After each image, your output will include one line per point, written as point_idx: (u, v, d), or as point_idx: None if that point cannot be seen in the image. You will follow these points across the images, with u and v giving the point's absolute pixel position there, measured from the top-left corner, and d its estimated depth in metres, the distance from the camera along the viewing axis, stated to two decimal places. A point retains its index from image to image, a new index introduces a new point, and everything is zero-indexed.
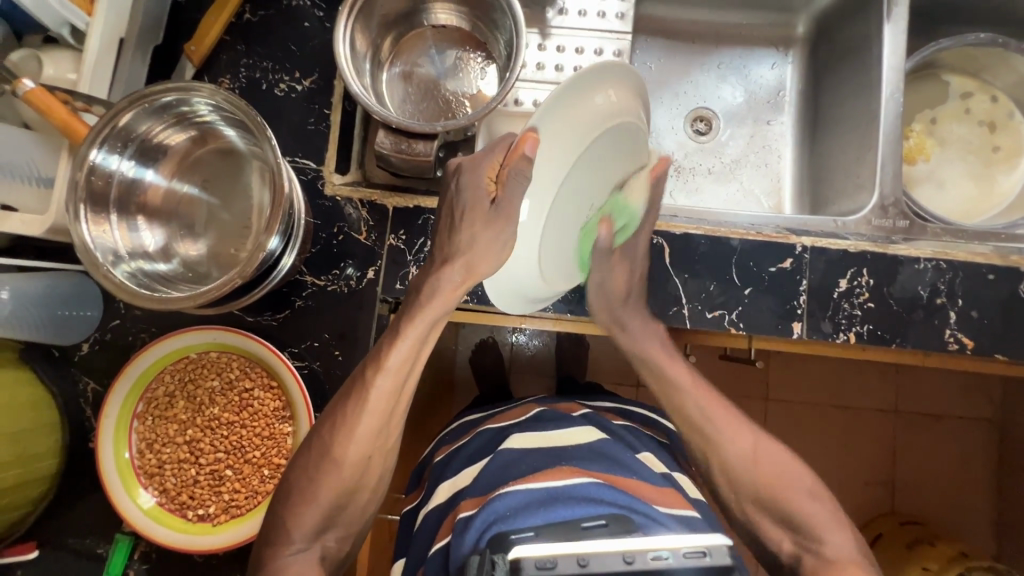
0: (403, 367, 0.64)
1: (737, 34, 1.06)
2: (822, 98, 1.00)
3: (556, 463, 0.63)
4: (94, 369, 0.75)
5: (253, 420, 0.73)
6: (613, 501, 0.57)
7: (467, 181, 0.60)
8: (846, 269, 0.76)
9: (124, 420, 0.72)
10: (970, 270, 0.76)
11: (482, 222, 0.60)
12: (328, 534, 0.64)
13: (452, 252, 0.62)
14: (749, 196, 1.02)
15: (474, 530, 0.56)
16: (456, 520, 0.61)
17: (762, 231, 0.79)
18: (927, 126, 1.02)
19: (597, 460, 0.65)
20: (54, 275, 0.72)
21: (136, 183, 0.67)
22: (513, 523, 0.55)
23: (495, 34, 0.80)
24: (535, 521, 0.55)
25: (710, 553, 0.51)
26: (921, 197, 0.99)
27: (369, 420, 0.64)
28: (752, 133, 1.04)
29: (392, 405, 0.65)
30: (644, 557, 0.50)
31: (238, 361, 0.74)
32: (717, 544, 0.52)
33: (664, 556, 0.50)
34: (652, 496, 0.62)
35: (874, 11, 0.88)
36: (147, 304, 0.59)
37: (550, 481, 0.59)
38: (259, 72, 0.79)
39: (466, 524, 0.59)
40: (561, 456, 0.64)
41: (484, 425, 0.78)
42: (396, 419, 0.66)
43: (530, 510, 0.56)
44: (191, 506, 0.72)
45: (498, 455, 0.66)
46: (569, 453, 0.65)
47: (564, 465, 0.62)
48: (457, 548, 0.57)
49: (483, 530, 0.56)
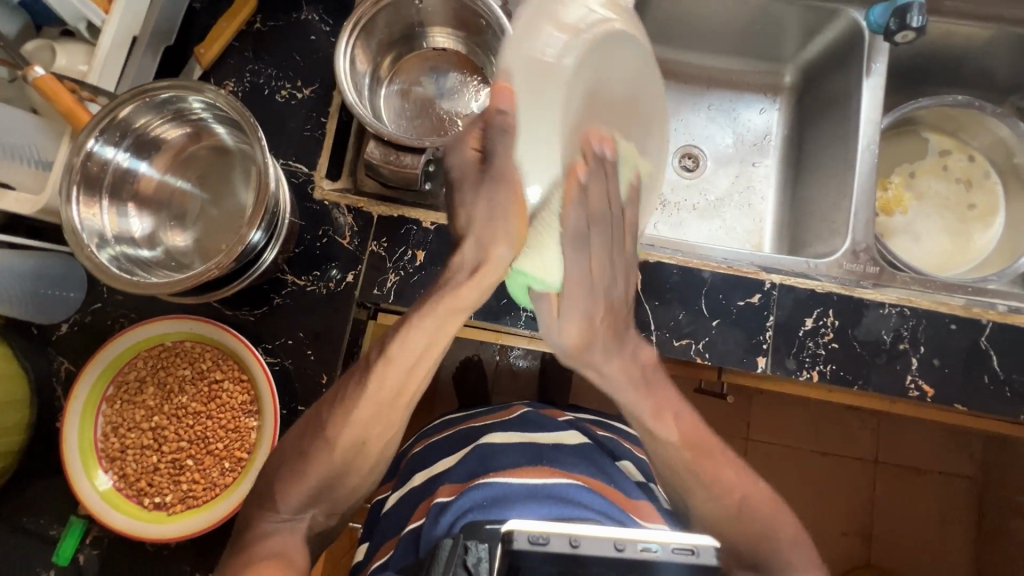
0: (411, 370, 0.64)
1: (729, 78, 1.10)
2: (805, 145, 1.03)
3: (537, 464, 0.67)
4: (69, 350, 0.77)
5: (219, 411, 0.74)
6: (590, 505, 0.62)
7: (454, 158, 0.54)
8: (812, 308, 0.78)
9: (92, 402, 0.73)
10: (933, 318, 0.78)
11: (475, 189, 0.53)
12: (310, 525, 0.66)
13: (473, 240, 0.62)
14: (730, 233, 1.05)
15: (449, 515, 0.61)
16: (432, 506, 0.64)
17: (735, 265, 0.81)
18: (906, 179, 1.05)
19: (580, 463, 0.68)
20: (44, 254, 0.74)
21: (130, 173, 0.69)
22: (489, 514, 0.59)
23: (491, 58, 0.84)
24: (511, 514, 0.59)
25: (699, 551, 0.47)
26: (897, 246, 1.02)
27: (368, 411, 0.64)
28: (737, 173, 1.07)
29: (390, 404, 0.65)
30: (634, 546, 0.46)
31: (211, 352, 0.75)
32: (706, 543, 0.48)
33: (653, 548, 0.46)
34: (627, 505, 0.66)
35: (854, 66, 0.93)
36: (121, 288, 0.60)
37: (532, 479, 0.64)
38: (262, 78, 0.82)
39: (441, 511, 0.62)
40: (543, 458, 0.68)
41: (462, 424, 0.79)
42: (395, 419, 0.66)
43: (507, 502, 0.60)
44: (149, 493, 0.72)
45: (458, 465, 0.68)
46: (552, 454, 0.68)
47: (546, 465, 0.66)
48: (431, 532, 0.61)
49: (458, 516, 0.60)
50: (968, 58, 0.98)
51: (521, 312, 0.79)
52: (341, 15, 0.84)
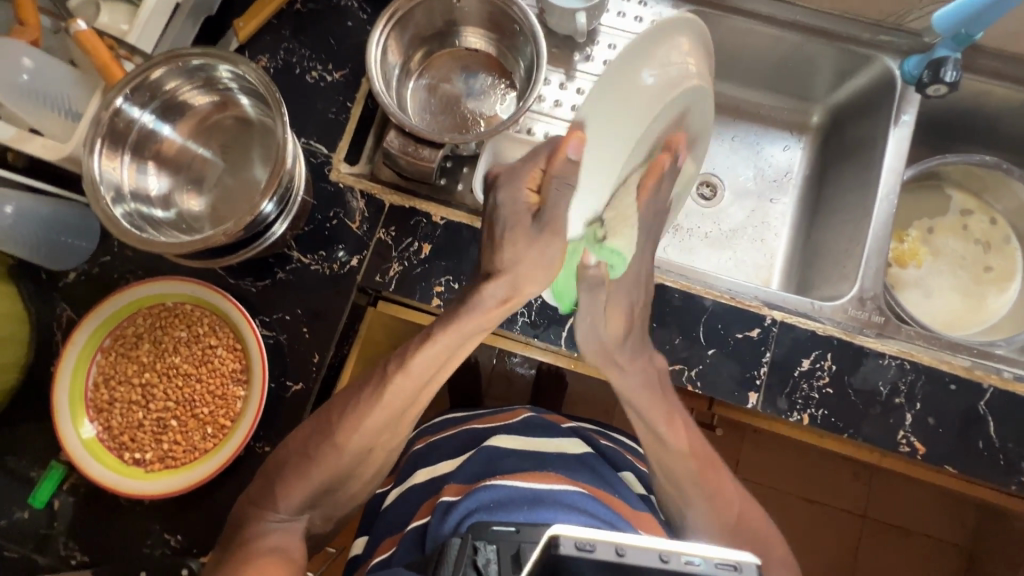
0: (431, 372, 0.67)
1: (756, 112, 1.10)
2: (825, 188, 1.03)
3: (543, 469, 0.68)
4: (73, 298, 0.78)
5: (208, 377, 0.74)
6: (595, 513, 0.61)
7: (504, 197, 0.63)
8: (810, 350, 0.77)
9: (88, 351, 0.74)
10: (932, 375, 0.76)
11: (524, 240, 0.62)
12: (305, 513, 0.67)
13: (498, 269, 0.64)
14: (739, 266, 1.04)
15: (455, 516, 0.61)
16: (438, 504, 0.65)
17: (738, 297, 0.80)
18: (924, 234, 1.04)
19: (583, 472, 0.69)
20: (61, 203, 0.75)
21: (154, 133, 0.71)
22: (494, 515, 0.60)
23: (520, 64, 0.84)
24: (514, 517, 0.59)
25: (742, 568, 0.42)
26: (907, 300, 1.01)
27: (396, 401, 0.66)
28: (754, 208, 1.07)
29: (404, 406, 0.67)
30: (678, 557, 0.42)
31: (209, 318, 0.76)
32: (750, 561, 0.42)
33: (695, 561, 0.41)
34: (632, 516, 0.66)
35: (883, 113, 0.93)
36: (131, 245, 0.62)
37: (537, 484, 0.64)
38: (295, 58, 0.84)
39: (447, 509, 0.63)
40: (548, 463, 0.69)
41: (465, 424, 0.80)
42: (406, 421, 0.69)
43: (513, 506, 0.61)
44: (129, 449, 0.73)
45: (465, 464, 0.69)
46: (555, 462, 0.69)
47: (551, 471, 0.67)
48: (437, 531, 0.61)
49: (463, 518, 0.61)
50: (1001, 119, 0.96)
51: (518, 317, 0.78)
52: (379, 5, 0.86)
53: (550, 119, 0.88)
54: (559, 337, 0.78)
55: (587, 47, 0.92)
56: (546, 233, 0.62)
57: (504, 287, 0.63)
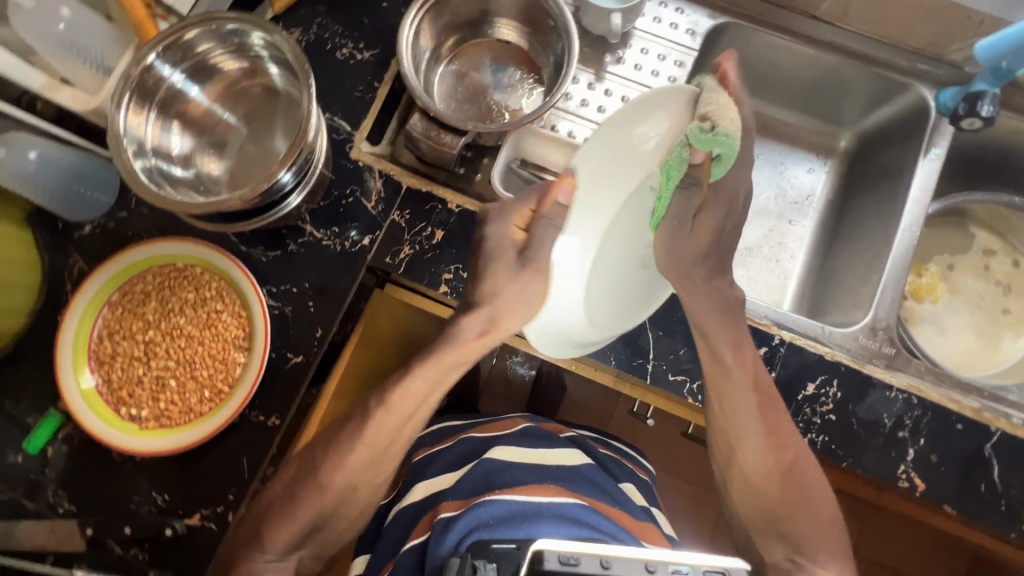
0: (411, 406, 0.69)
1: (784, 130, 1.08)
2: (847, 214, 1.01)
3: (544, 482, 0.70)
4: (86, 251, 0.79)
5: (210, 340, 0.74)
6: (596, 525, 0.64)
7: (494, 230, 0.68)
8: (816, 374, 0.76)
9: (97, 302, 0.75)
10: (939, 412, 0.75)
11: (507, 274, 0.67)
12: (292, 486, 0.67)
13: (479, 301, 0.69)
14: (752, 284, 1.03)
15: (454, 533, 0.62)
16: (436, 521, 0.66)
17: (748, 313, 0.79)
18: (943, 270, 1.02)
19: (583, 484, 0.71)
20: (85, 154, 0.77)
21: (182, 93, 0.71)
22: (495, 532, 0.62)
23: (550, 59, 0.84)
24: (517, 533, 0.62)
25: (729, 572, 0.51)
26: (920, 335, 0.99)
27: (375, 437, 0.69)
28: (772, 227, 1.05)
29: (389, 439, 0.69)
30: (664, 567, 0.50)
31: (218, 282, 0.76)
32: (737, 567, 0.52)
33: (682, 570, 0.50)
34: (634, 526, 0.69)
35: (913, 143, 0.91)
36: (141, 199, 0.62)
37: (538, 497, 0.67)
38: (328, 34, 0.84)
39: (446, 525, 0.64)
40: (548, 476, 0.71)
41: (465, 432, 0.82)
42: (390, 457, 0.70)
43: (513, 521, 0.63)
44: (126, 404, 0.73)
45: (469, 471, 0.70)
46: (555, 474, 0.72)
47: (552, 484, 0.70)
48: (435, 551, 0.62)
49: (463, 535, 0.62)
50: None
51: None
52: None
53: (575, 117, 0.88)
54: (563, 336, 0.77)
55: (619, 50, 0.91)
56: (527, 271, 0.68)
57: (483, 320, 0.69)
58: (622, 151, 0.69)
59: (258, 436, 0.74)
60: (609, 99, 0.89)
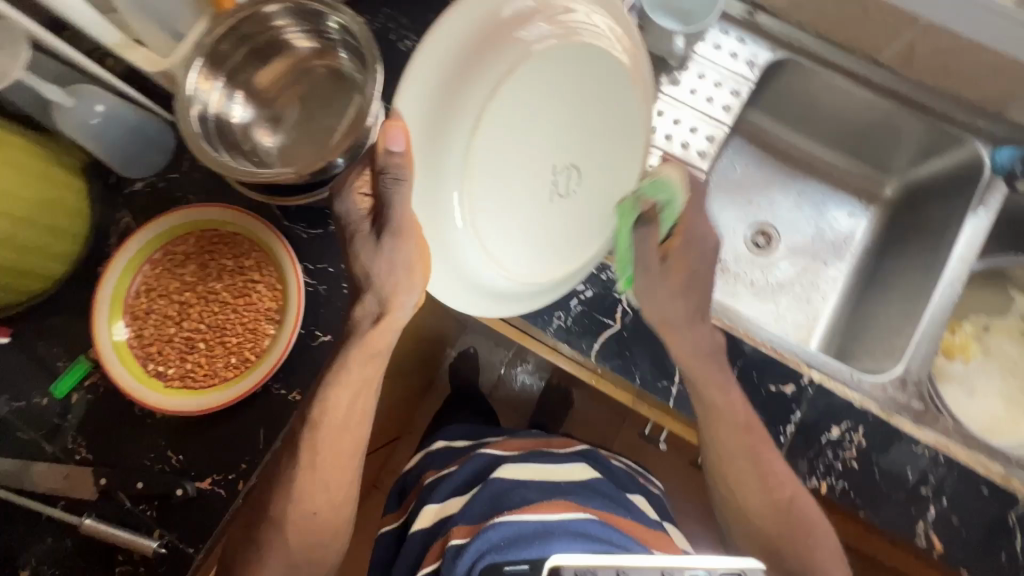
0: (339, 425, 0.72)
1: (829, 171, 1.07)
2: (884, 263, 1.00)
3: (552, 497, 0.69)
4: (135, 208, 0.81)
5: (243, 309, 0.75)
6: (605, 538, 0.63)
7: (346, 204, 0.66)
8: (841, 418, 0.74)
9: (140, 258, 0.76)
10: (966, 474, 0.73)
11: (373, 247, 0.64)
12: None
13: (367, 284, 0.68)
14: (780, 321, 1.01)
15: (467, 558, 0.63)
16: (448, 549, 0.67)
17: (778, 347, 0.78)
18: (978, 331, 1.00)
19: (593, 497, 0.71)
20: (148, 114, 0.78)
21: (249, 65, 0.73)
22: (506, 553, 0.62)
23: None
24: (528, 552, 0.61)
25: (746, 573, 0.58)
26: (948, 394, 0.97)
27: (315, 465, 0.72)
28: (806, 267, 1.04)
29: (338, 447, 0.73)
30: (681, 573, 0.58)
31: (258, 253, 0.77)
32: (752, 567, 0.59)
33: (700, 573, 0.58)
34: (644, 535, 0.68)
35: (964, 198, 0.90)
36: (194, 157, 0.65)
37: (548, 514, 0.66)
38: (394, 25, 0.86)
39: (457, 553, 0.65)
40: (557, 491, 0.71)
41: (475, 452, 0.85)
42: (337, 463, 0.73)
43: (526, 541, 0.63)
44: (154, 360, 0.74)
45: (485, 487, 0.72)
46: (565, 488, 0.71)
47: (562, 499, 0.69)
48: None
49: (475, 559, 0.63)
50: None
51: (554, 319, 0.77)
52: None
53: None
54: (591, 348, 0.76)
55: (677, 72, 0.91)
56: (391, 237, 0.61)
57: (374, 302, 0.68)
58: (450, 63, 0.58)
59: (278, 409, 0.74)
60: (661, 120, 0.89)
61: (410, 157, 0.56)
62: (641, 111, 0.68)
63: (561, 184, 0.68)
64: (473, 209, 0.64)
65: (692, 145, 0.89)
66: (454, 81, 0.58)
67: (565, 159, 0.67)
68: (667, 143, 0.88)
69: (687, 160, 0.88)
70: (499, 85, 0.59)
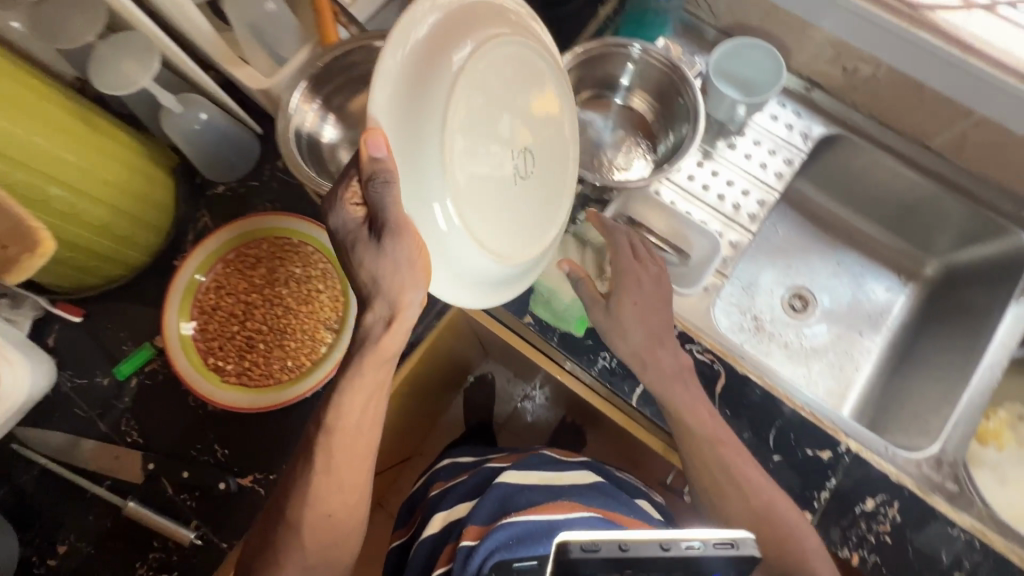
0: (347, 430, 0.65)
1: (869, 244, 1.10)
2: (921, 340, 1.01)
3: (556, 499, 0.70)
4: (214, 208, 0.86)
5: (306, 316, 0.79)
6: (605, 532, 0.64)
7: (337, 216, 0.59)
8: (877, 491, 0.75)
9: (214, 256, 0.81)
10: (1002, 563, 0.72)
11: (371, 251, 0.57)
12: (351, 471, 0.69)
13: (372, 290, 0.59)
14: (811, 385, 1.02)
15: (478, 557, 0.63)
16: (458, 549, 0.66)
17: (817, 412, 0.79)
18: (1013, 419, 1.00)
19: (596, 496, 0.72)
20: (240, 125, 0.84)
21: (346, 90, 0.79)
22: (516, 552, 0.62)
23: (668, 136, 0.89)
24: (535, 550, 0.61)
25: (740, 543, 0.48)
26: (980, 479, 0.96)
27: (326, 475, 0.66)
28: (841, 334, 1.06)
29: (352, 452, 0.66)
30: (678, 544, 0.48)
31: (325, 265, 0.81)
32: (747, 537, 0.49)
33: (696, 544, 0.48)
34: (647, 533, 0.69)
35: (1007, 285, 0.91)
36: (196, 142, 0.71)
37: (550, 516, 0.66)
38: None
39: (468, 555, 0.64)
40: (560, 493, 0.71)
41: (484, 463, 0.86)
42: (350, 470, 0.67)
43: (531, 539, 0.63)
44: (214, 355, 0.77)
45: (494, 488, 0.72)
46: (569, 490, 0.72)
47: (565, 501, 0.70)
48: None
49: (485, 559, 0.62)
50: None
51: (599, 359, 0.80)
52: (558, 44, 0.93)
53: (679, 190, 0.93)
54: (631, 391, 0.79)
55: (733, 136, 0.96)
56: (390, 236, 0.55)
57: (383, 308, 0.59)
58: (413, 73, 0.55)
59: None
60: (714, 179, 0.94)
61: (392, 160, 0.53)
62: (562, 89, 0.73)
63: (520, 169, 0.68)
64: (463, 205, 0.60)
65: (743, 206, 0.93)
66: (418, 76, 0.55)
67: (519, 144, 0.67)
68: (718, 202, 0.93)
69: (735, 221, 0.92)
70: (456, 75, 0.57)
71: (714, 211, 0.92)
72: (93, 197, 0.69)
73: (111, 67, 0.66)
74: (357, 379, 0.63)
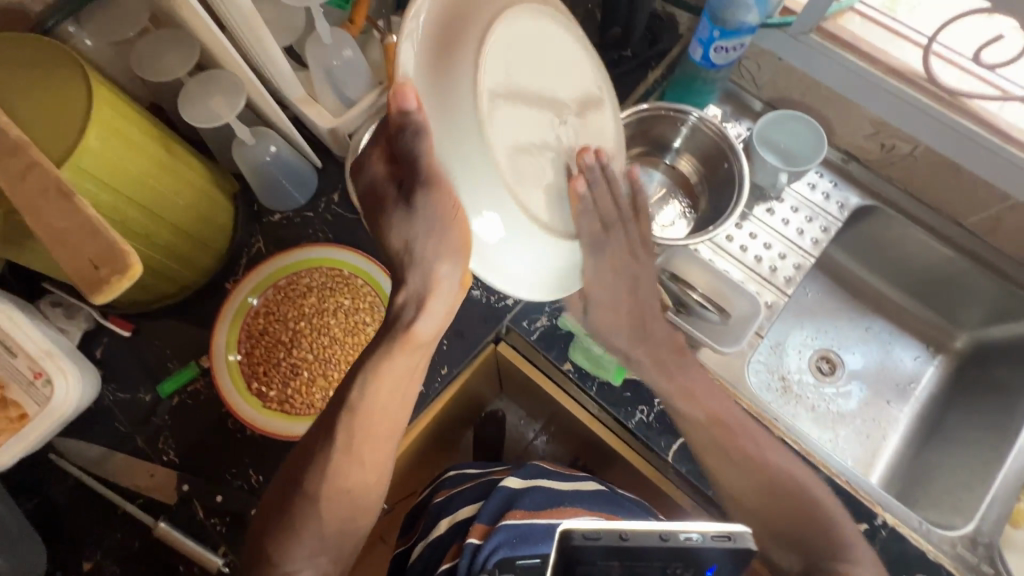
0: (367, 392, 0.66)
1: (898, 312, 1.11)
2: (951, 413, 1.01)
3: (560, 505, 0.76)
4: (268, 235, 0.89)
5: (351, 348, 0.81)
6: None
7: (367, 173, 0.62)
8: (914, 569, 0.73)
9: (266, 282, 0.83)
10: None
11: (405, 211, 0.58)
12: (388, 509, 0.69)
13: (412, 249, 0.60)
14: (839, 452, 1.01)
15: (483, 556, 0.69)
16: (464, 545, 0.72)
17: (852, 482, 0.79)
18: None
19: (597, 501, 0.77)
20: (303, 158, 0.88)
21: None
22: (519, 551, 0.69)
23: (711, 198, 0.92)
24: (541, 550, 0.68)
25: (734, 537, 0.54)
26: None
27: (351, 440, 0.66)
28: (869, 402, 1.05)
29: (381, 426, 0.67)
30: (677, 535, 0.54)
31: (373, 299, 0.83)
32: (742, 531, 0.54)
33: (694, 536, 0.54)
34: None
35: None
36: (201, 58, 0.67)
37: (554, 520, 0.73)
38: None
39: (474, 552, 0.70)
40: (563, 498, 0.77)
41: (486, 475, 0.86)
42: (375, 447, 0.67)
43: (535, 539, 0.70)
44: (259, 380, 0.78)
45: (500, 490, 0.77)
46: (571, 496, 0.78)
47: (566, 506, 0.76)
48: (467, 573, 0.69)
49: (490, 556, 0.69)
50: None
51: (636, 412, 0.80)
52: None
53: (716, 249, 0.96)
54: (667, 447, 0.79)
55: (772, 200, 0.99)
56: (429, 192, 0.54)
57: (419, 276, 0.62)
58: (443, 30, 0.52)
59: None
60: (751, 241, 0.96)
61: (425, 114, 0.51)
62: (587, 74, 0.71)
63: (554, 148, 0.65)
64: (505, 170, 0.56)
65: (779, 269, 0.95)
66: (450, 33, 0.52)
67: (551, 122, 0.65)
68: (754, 263, 0.95)
69: (771, 283, 0.94)
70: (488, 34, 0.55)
71: (750, 271, 0.95)
72: (167, 220, 0.73)
73: (201, 103, 0.71)
74: (395, 349, 0.64)
